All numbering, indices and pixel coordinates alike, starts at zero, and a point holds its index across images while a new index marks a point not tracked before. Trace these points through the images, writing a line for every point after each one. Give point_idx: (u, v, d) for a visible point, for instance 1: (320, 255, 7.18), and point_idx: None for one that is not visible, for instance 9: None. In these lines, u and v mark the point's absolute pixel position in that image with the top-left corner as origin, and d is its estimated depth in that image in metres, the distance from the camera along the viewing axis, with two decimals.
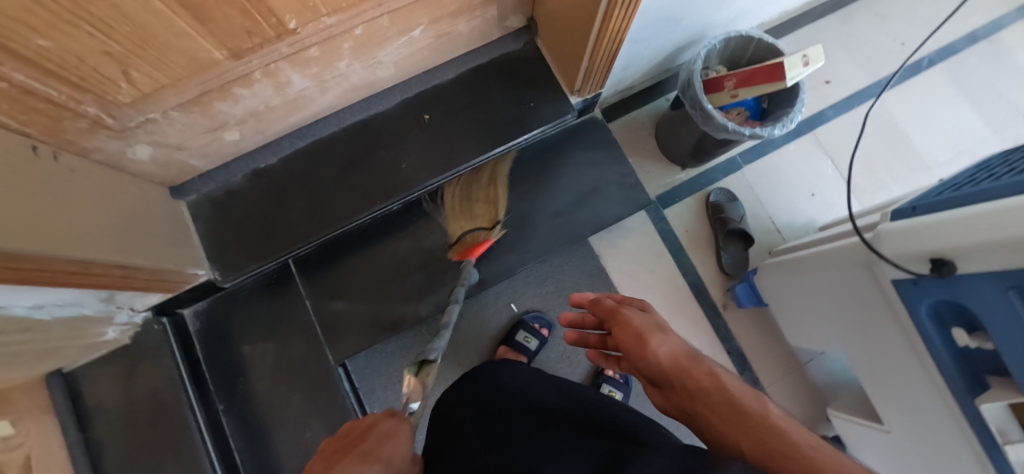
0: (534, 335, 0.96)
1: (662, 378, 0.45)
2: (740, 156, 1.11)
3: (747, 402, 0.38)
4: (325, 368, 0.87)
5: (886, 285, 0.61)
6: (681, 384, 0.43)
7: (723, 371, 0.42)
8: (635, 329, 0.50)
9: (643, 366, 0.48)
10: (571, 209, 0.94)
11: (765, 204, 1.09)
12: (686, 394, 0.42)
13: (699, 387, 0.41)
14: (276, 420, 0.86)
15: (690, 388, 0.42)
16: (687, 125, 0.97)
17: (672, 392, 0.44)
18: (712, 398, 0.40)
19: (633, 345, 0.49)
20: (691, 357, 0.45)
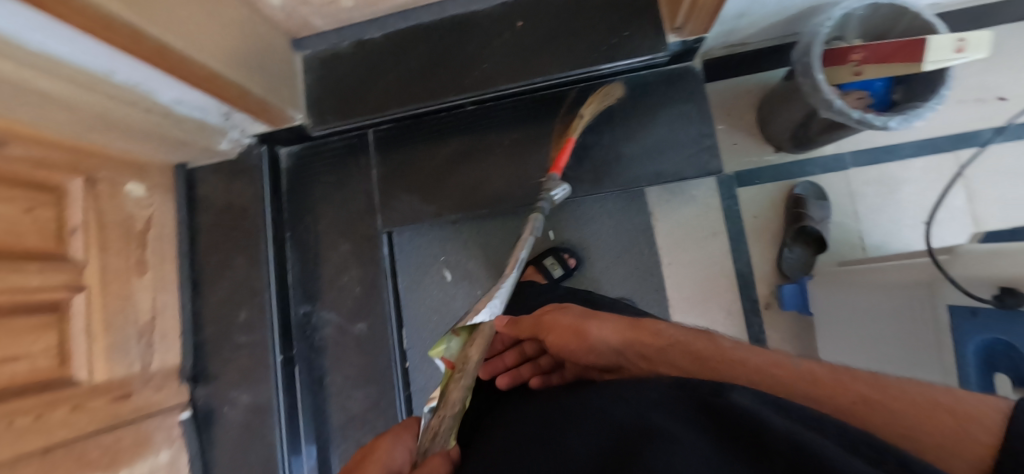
0: (562, 265, 0.98)
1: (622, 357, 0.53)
2: (850, 155, 0.98)
3: (699, 348, 0.46)
4: (372, 229, 0.98)
5: (940, 312, 0.55)
6: (643, 357, 0.50)
7: (663, 328, 0.52)
8: (570, 324, 0.60)
9: (595, 355, 0.55)
10: (636, 155, 0.91)
11: (860, 215, 0.96)
12: (654, 358, 0.49)
13: (659, 350, 0.49)
14: (324, 259, 0.99)
15: (653, 352, 0.49)
16: (795, 101, 0.87)
17: (636, 366, 0.51)
18: (675, 358, 0.47)
19: (576, 337, 0.57)
20: (635, 328, 0.54)
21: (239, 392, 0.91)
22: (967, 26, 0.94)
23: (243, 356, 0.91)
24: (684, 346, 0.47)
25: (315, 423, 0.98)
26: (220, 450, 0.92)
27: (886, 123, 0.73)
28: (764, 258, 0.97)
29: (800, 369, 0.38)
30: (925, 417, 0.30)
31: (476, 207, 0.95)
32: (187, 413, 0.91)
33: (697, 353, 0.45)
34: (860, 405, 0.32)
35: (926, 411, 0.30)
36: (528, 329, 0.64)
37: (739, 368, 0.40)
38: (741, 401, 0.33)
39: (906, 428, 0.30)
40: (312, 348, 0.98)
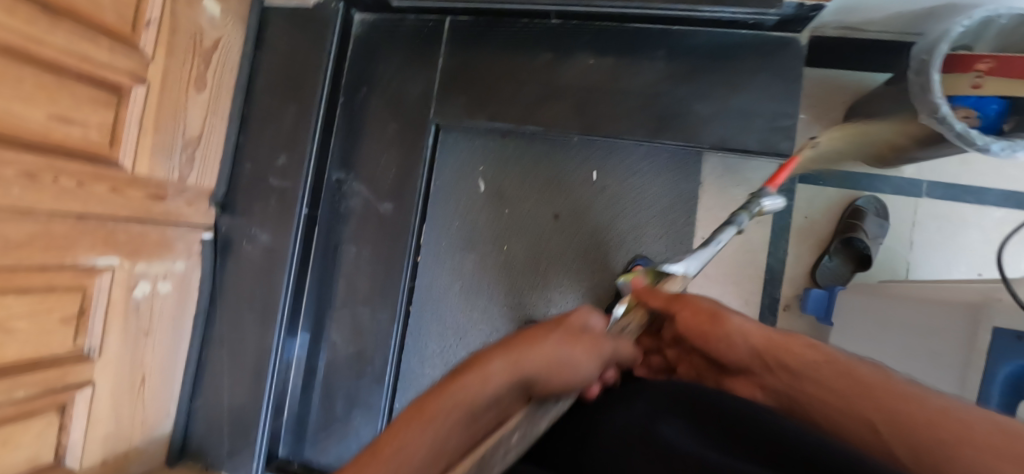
0: None
1: (748, 362, 0.45)
2: (927, 184, 0.92)
3: (859, 369, 0.33)
4: (424, 116, 0.97)
5: (980, 334, 0.51)
6: (773, 364, 0.41)
7: (821, 343, 0.40)
8: (701, 309, 0.52)
9: (724, 350, 0.47)
10: (710, 115, 0.86)
11: (915, 248, 0.91)
12: (789, 372, 0.39)
13: (798, 362, 0.38)
14: (368, 134, 0.99)
15: (791, 363, 0.39)
16: (890, 106, 0.81)
17: (765, 376, 0.43)
18: (822, 372, 0.36)
19: (702, 327, 0.50)
20: (783, 334, 0.43)
21: (260, 231, 0.93)
22: None
23: (273, 200, 0.93)
24: (834, 366, 0.35)
25: (321, 286, 1.01)
26: (228, 279, 0.95)
27: (989, 145, 0.67)
28: (800, 261, 0.94)
29: (834, 373, 0.35)
30: (980, 438, 0.21)
31: (530, 124, 0.92)
32: (209, 235, 0.95)
33: (806, 377, 0.37)
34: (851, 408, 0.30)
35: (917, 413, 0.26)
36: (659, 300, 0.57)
37: (817, 382, 0.35)
38: (675, 434, 0.35)
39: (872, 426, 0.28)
40: (335, 215, 1.00)
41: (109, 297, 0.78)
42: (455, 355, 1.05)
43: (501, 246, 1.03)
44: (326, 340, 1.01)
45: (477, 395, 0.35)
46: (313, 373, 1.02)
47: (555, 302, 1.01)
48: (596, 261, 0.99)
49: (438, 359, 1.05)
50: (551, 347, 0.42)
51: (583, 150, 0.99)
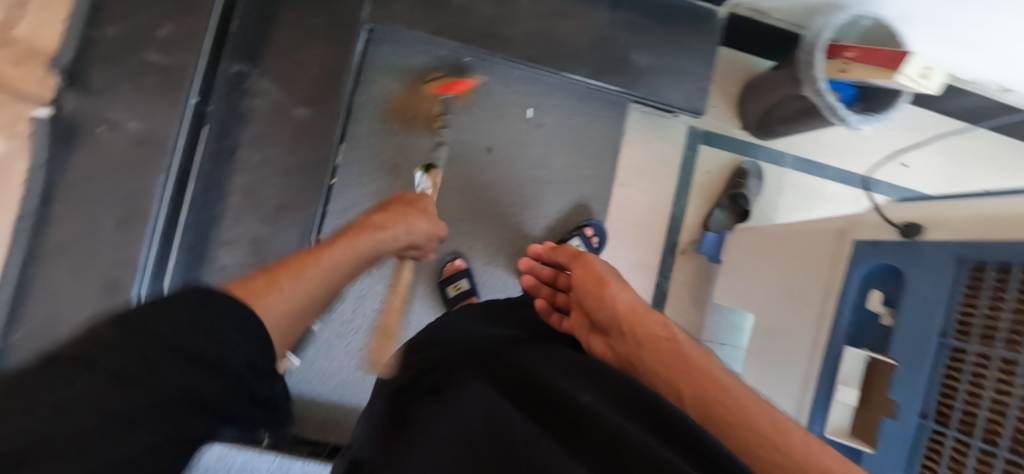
0: (586, 246, 0.99)
1: (611, 323, 0.46)
2: (792, 157, 1.10)
3: (689, 352, 0.39)
4: (356, 16, 0.86)
5: (844, 247, 0.64)
6: (629, 331, 0.44)
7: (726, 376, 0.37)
8: (597, 273, 0.53)
9: (598, 308, 0.49)
10: (643, 66, 0.93)
11: (779, 209, 1.09)
12: (724, 412, 0.33)
13: (725, 398, 0.34)
14: (282, 24, 0.86)
15: (730, 409, 0.33)
16: (772, 89, 0.97)
17: (619, 340, 0.44)
18: (761, 430, 0.32)
19: (584, 287, 0.53)
20: (646, 308, 0.46)
21: (127, 116, 0.74)
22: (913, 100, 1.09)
23: (149, 80, 0.74)
24: (679, 348, 0.39)
25: (207, 198, 0.85)
26: (80, 174, 0.73)
27: (845, 118, 0.83)
28: (696, 213, 1.07)
29: (759, 413, 0.33)
30: None
31: (475, 46, 0.88)
32: (46, 113, 0.70)
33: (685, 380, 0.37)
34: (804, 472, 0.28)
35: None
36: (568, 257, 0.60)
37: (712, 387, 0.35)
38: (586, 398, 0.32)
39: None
40: (233, 113, 0.86)
41: None
42: (369, 287, 0.98)
43: None
44: (212, 264, 0.86)
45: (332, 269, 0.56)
46: None
47: (480, 236, 1.01)
48: (523, 197, 1.02)
49: (350, 293, 0.98)
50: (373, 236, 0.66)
51: (519, 86, 1.02)
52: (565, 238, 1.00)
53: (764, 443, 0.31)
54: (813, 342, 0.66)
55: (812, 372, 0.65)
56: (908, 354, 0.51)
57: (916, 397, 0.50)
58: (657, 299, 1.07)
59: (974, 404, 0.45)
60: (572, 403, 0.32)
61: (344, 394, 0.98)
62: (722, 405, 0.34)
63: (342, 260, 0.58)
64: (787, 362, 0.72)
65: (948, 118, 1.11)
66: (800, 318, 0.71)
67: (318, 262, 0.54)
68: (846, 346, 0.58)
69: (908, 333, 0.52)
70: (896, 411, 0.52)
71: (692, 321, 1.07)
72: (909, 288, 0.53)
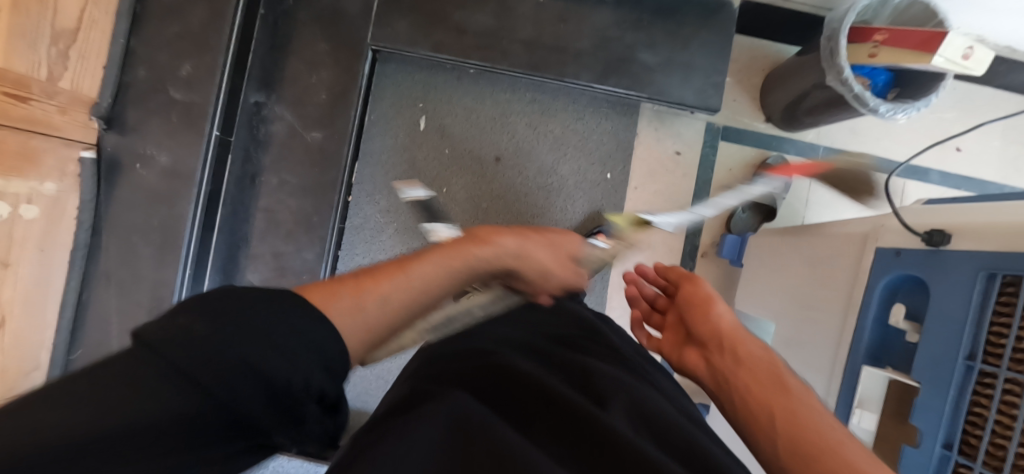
0: None
1: (712, 339, 0.51)
2: (824, 149, 1.02)
3: (789, 380, 0.42)
4: (361, 39, 0.89)
5: (867, 253, 0.61)
6: (729, 350, 0.48)
7: (801, 395, 0.40)
8: (701, 295, 0.57)
9: (700, 324, 0.54)
10: (651, 65, 0.89)
11: (810, 205, 1.02)
12: (811, 428, 0.35)
13: (812, 423, 0.36)
14: (294, 52, 0.90)
15: (808, 424, 0.36)
16: (795, 78, 0.90)
17: (716, 354, 0.49)
18: (847, 445, 0.33)
19: (691, 312, 0.56)
20: (748, 332, 0.51)
21: (157, 151, 0.80)
22: (967, 77, 0.98)
23: (173, 116, 0.80)
24: (780, 377, 0.42)
25: (235, 221, 0.91)
26: (122, 205, 0.81)
27: (877, 107, 0.76)
28: (718, 212, 1.03)
29: (824, 426, 0.36)
30: None
31: (475, 59, 0.88)
32: (91, 154, 0.78)
33: (793, 410, 0.38)
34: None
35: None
36: (681, 276, 0.63)
37: (808, 412, 0.38)
38: (625, 426, 0.34)
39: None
40: (253, 141, 0.91)
41: None
42: None
43: (440, 188, 1.02)
44: (242, 282, 0.93)
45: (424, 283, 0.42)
46: None
47: None
48: (534, 205, 1.01)
49: None
50: (544, 256, 0.57)
51: (526, 93, 1.01)
52: None
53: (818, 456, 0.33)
54: (834, 356, 0.62)
55: (833, 389, 0.62)
56: (932, 377, 0.48)
57: (940, 424, 0.46)
58: None
59: (1005, 436, 0.41)
60: (577, 406, 0.35)
61: (369, 402, 1.02)
62: (795, 430, 0.36)
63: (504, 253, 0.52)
64: (809, 374, 0.69)
65: (1004, 92, 1.00)
66: (821, 329, 0.67)
67: (406, 275, 0.41)
68: (863, 365, 0.57)
69: (931, 355, 0.48)
70: (918, 438, 0.49)
71: None
72: (935, 305, 0.49)
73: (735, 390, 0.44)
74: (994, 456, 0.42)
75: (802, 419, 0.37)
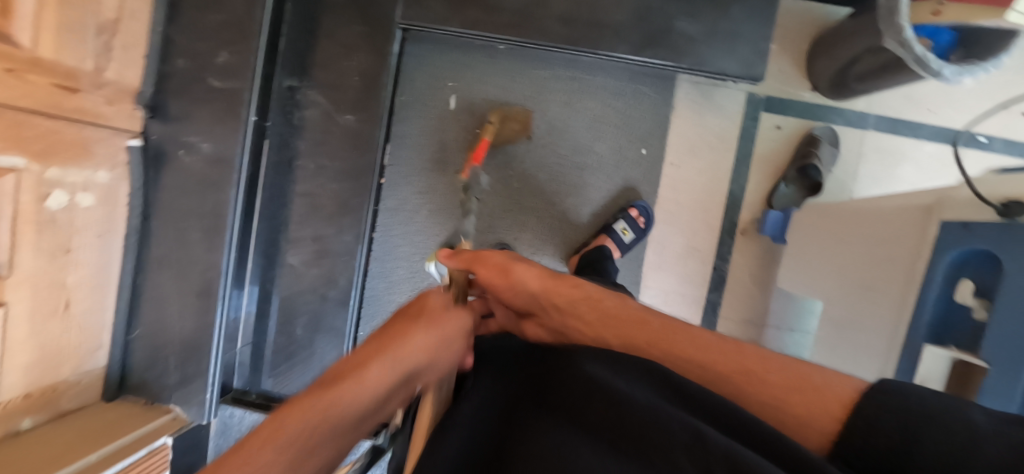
0: (633, 230, 0.95)
1: (535, 302, 0.56)
2: (876, 118, 0.96)
3: (625, 312, 0.50)
4: (391, 19, 0.87)
5: (931, 227, 0.58)
6: (552, 306, 0.54)
7: (652, 317, 0.48)
8: (497, 262, 0.57)
9: (512, 295, 0.57)
10: (691, 35, 0.85)
11: (859, 178, 0.97)
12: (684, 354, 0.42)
13: (698, 353, 0.41)
14: (325, 35, 0.90)
15: (681, 351, 0.42)
16: (846, 42, 0.84)
17: (547, 314, 0.55)
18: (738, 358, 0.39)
19: (495, 278, 0.56)
20: (555, 277, 0.57)
21: (199, 139, 0.82)
22: None
23: (212, 103, 0.81)
24: (615, 312, 0.50)
25: (274, 206, 0.93)
26: (169, 193, 0.84)
27: (939, 70, 0.70)
28: (759, 188, 0.99)
29: (703, 341, 0.42)
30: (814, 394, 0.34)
31: (506, 36, 0.86)
32: (138, 142, 0.81)
33: (683, 348, 0.42)
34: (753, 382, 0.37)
35: (822, 392, 0.33)
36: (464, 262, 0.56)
37: (690, 348, 0.42)
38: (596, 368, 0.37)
39: (799, 410, 0.33)
40: (288, 126, 0.92)
41: (15, 204, 0.60)
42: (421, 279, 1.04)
43: None
44: (284, 264, 0.96)
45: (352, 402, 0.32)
46: (268, 300, 0.97)
47: (525, 226, 1.01)
48: (567, 185, 1.00)
49: (404, 285, 1.04)
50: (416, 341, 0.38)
51: (558, 69, 0.98)
52: (610, 222, 0.97)
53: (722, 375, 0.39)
54: (893, 334, 0.60)
55: (891, 368, 0.60)
56: (1005, 356, 0.45)
57: (1013, 402, 0.45)
58: (715, 282, 1.01)
59: None
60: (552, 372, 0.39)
61: None
62: (689, 360, 0.41)
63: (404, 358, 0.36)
64: (864, 354, 0.66)
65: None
66: (878, 307, 0.64)
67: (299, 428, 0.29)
68: (924, 344, 0.55)
69: (1011, 334, 0.45)
70: None
71: (757, 306, 1.00)
72: (1012, 282, 0.45)
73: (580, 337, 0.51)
74: None
75: (714, 364, 0.39)
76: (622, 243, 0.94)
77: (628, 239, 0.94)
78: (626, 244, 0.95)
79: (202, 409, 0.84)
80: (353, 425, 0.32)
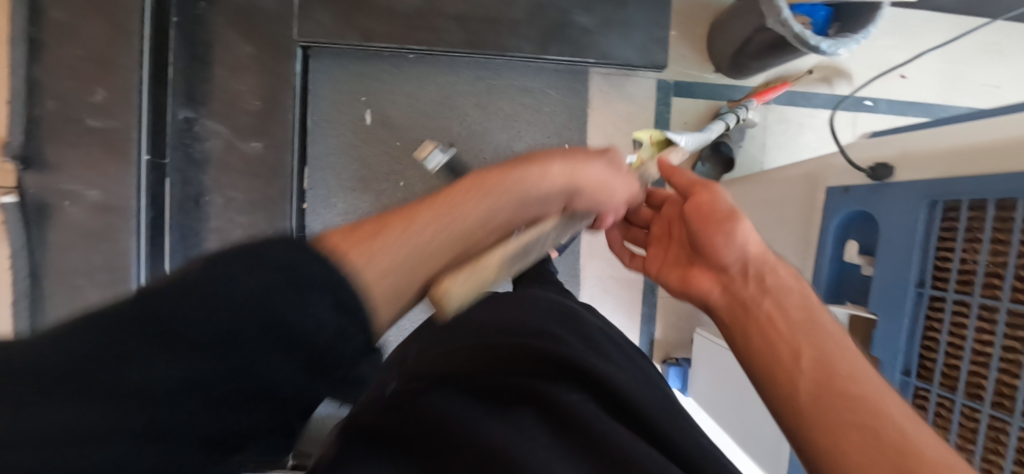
0: None
1: (728, 269, 0.42)
2: (775, 92, 1.03)
3: (818, 313, 0.36)
4: (286, 36, 0.84)
5: (818, 194, 0.62)
6: (758, 281, 0.40)
7: (786, 293, 0.38)
8: (720, 212, 0.44)
9: (717, 247, 0.43)
10: (592, 29, 0.87)
11: (766, 149, 1.03)
12: (811, 344, 0.33)
13: (827, 360, 0.32)
14: (216, 58, 0.85)
15: (809, 342, 0.34)
16: (739, 24, 0.88)
17: (738, 285, 0.41)
18: (855, 372, 0.31)
19: (712, 240, 0.43)
20: (775, 253, 0.41)
21: (86, 187, 0.75)
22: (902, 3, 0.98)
23: (94, 147, 0.75)
24: (799, 299, 0.38)
25: (186, 248, 0.87)
26: (59, 250, 0.76)
27: (818, 45, 0.76)
28: (678, 170, 1.03)
29: (841, 348, 0.33)
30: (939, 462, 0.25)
31: (410, 43, 0.84)
32: (12, 198, 0.72)
33: (799, 336, 0.34)
34: (850, 412, 0.29)
35: (925, 449, 0.26)
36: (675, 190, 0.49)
37: (826, 336, 0.34)
38: (582, 403, 0.38)
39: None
40: (190, 160, 0.86)
41: None
42: None
43: (397, 182, 0.99)
44: None
45: (470, 216, 0.35)
46: None
47: None
48: None
49: None
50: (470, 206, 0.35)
51: (472, 73, 0.98)
52: None
53: (833, 384, 0.30)
54: None
55: None
56: (886, 308, 0.49)
57: (897, 353, 0.49)
58: None
59: (957, 357, 0.44)
60: (547, 392, 0.39)
61: None
62: (810, 355, 0.33)
63: (429, 223, 0.32)
64: None
65: (942, 14, 1.01)
66: None
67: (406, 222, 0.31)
68: (824, 304, 0.59)
69: (887, 291, 0.49)
70: (879, 369, 0.51)
71: None
72: (886, 239, 0.50)
73: (756, 346, 0.37)
74: (950, 378, 0.45)
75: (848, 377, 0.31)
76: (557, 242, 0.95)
77: None
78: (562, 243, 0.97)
79: None
80: (414, 271, 0.30)
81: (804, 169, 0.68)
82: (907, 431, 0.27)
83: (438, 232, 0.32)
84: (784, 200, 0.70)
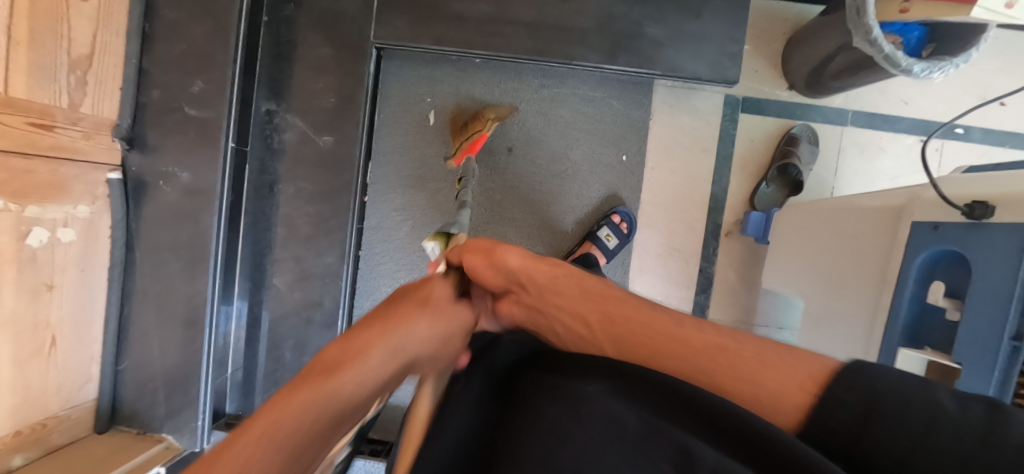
0: (616, 234, 0.96)
1: (529, 278, 0.53)
2: (853, 113, 0.97)
3: (639, 308, 0.46)
4: (363, 38, 0.88)
5: (901, 228, 0.58)
6: (532, 281, 0.52)
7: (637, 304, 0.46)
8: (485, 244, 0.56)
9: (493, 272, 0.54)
10: (662, 41, 0.85)
11: (839, 173, 0.97)
12: (674, 352, 0.39)
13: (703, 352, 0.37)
14: (298, 56, 0.91)
15: (671, 351, 0.39)
16: (820, 41, 0.84)
17: (528, 290, 0.52)
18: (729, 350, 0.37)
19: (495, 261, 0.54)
20: (535, 257, 0.55)
21: (179, 169, 0.82)
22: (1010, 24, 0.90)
23: (189, 133, 0.82)
24: (635, 309, 0.45)
25: (258, 231, 0.94)
26: (151, 225, 0.84)
27: (911, 67, 0.70)
28: (740, 188, 0.99)
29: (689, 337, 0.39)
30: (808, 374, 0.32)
31: (479, 49, 0.86)
32: (117, 175, 0.81)
33: (668, 342, 0.40)
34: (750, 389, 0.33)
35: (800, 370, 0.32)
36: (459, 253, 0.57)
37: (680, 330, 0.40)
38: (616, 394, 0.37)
39: (778, 403, 0.32)
40: (268, 150, 0.92)
41: None
42: None
43: (453, 182, 1.01)
44: (268, 287, 0.96)
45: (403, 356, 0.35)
46: (257, 323, 0.97)
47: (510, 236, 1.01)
48: (550, 194, 1.00)
49: None
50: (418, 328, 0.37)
51: (534, 80, 0.99)
52: (595, 227, 0.98)
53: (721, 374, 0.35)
54: (869, 335, 0.61)
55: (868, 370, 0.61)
56: (975, 357, 0.45)
57: None
58: (701, 283, 1.01)
59: None
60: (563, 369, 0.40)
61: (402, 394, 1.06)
62: (679, 354, 0.38)
63: (363, 380, 0.30)
64: (844, 352, 0.67)
65: None
66: (854, 307, 0.65)
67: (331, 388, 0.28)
68: (899, 347, 0.55)
69: (978, 339, 0.45)
70: None
71: (743, 304, 1.01)
72: (979, 283, 0.46)
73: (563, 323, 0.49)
74: None
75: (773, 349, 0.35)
76: (607, 249, 0.94)
77: (611, 245, 0.95)
78: (611, 250, 0.96)
79: (194, 437, 0.84)
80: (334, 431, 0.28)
81: (886, 198, 0.63)
82: (795, 371, 0.32)
83: (343, 404, 0.28)
84: (860, 229, 0.66)
